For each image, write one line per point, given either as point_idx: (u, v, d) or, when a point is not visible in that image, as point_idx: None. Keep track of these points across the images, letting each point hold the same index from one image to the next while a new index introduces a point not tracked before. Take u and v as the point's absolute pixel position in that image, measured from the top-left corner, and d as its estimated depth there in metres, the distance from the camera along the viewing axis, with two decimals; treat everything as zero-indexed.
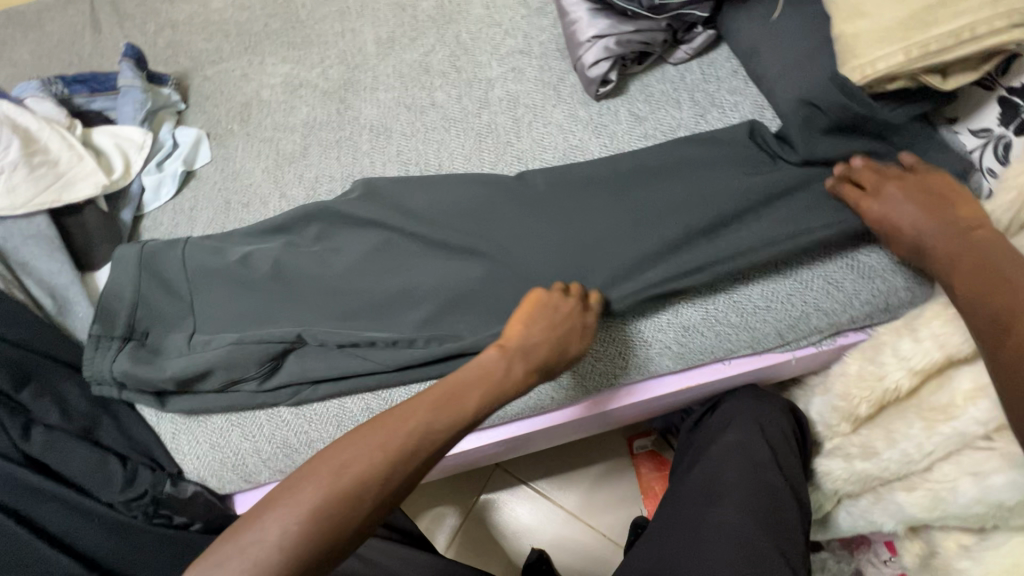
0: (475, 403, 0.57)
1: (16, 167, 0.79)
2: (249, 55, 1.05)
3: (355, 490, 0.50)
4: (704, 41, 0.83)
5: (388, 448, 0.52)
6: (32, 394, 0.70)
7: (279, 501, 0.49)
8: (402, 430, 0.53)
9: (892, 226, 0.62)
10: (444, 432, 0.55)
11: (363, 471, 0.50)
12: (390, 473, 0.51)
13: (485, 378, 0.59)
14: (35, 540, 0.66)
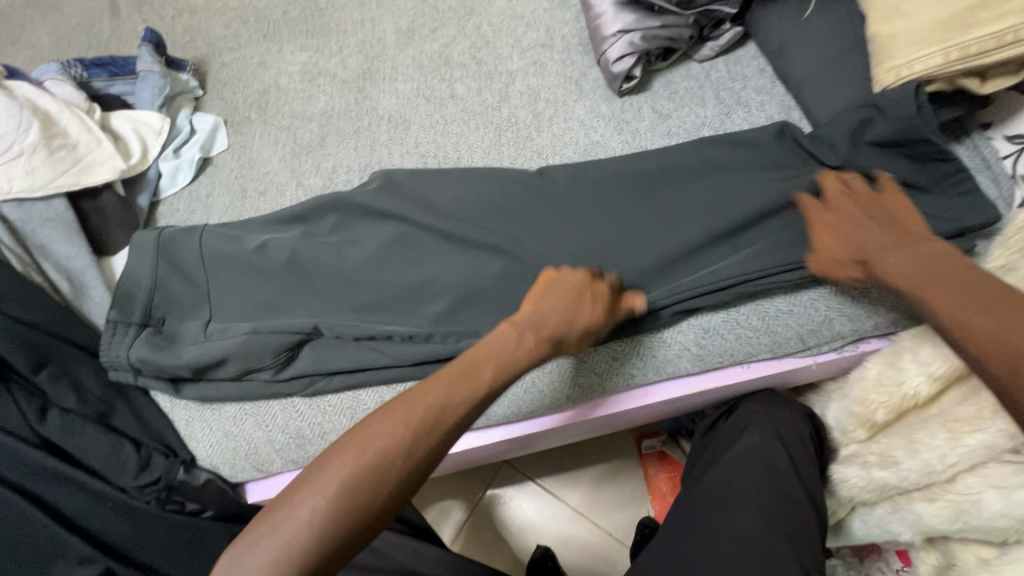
0: (493, 379, 0.56)
1: (36, 150, 0.79)
2: (267, 43, 1.04)
3: (377, 470, 0.49)
4: (731, 38, 0.81)
5: (409, 425, 0.51)
6: (50, 376, 0.70)
7: (304, 483, 0.48)
8: (422, 405, 0.52)
9: (853, 243, 0.61)
10: (462, 407, 0.53)
11: (384, 451, 0.49)
12: (411, 452, 0.50)
13: (500, 352, 0.57)
14: (49, 522, 0.66)
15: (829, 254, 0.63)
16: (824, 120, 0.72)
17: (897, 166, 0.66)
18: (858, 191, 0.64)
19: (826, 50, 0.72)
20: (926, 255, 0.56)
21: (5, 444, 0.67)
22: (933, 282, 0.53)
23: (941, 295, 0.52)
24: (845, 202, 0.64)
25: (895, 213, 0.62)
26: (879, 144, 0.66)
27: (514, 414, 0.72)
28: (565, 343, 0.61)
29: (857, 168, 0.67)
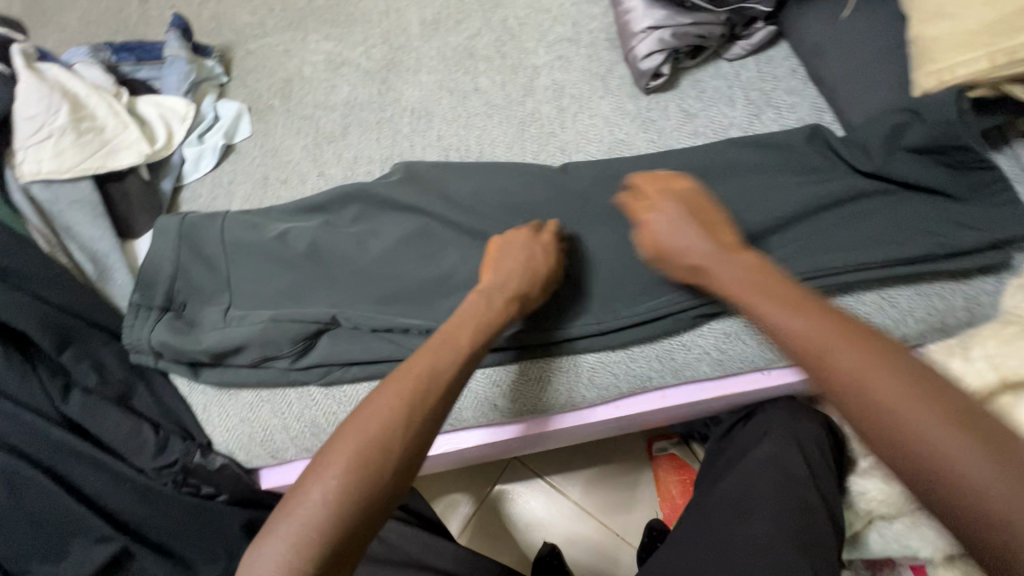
0: (472, 340, 0.56)
1: (65, 132, 0.80)
2: (292, 31, 1.04)
3: (379, 444, 0.48)
4: (764, 37, 0.80)
5: (403, 396, 0.50)
6: (73, 357, 0.71)
7: (312, 471, 0.48)
8: (410, 372, 0.52)
9: (670, 245, 0.59)
10: (451, 369, 0.53)
11: (383, 423, 0.49)
12: (410, 419, 0.50)
13: (474, 317, 0.58)
14: (69, 499, 0.68)
15: (658, 256, 0.61)
16: (858, 124, 0.70)
17: (933, 173, 0.64)
18: (672, 188, 0.62)
19: (863, 53, 0.71)
20: (741, 262, 0.54)
21: (29, 421, 0.68)
22: (755, 291, 0.51)
23: (762, 305, 0.50)
24: (663, 197, 0.61)
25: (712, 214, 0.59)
26: (915, 150, 0.65)
27: (531, 412, 0.71)
28: (529, 292, 0.62)
29: (892, 173, 0.65)
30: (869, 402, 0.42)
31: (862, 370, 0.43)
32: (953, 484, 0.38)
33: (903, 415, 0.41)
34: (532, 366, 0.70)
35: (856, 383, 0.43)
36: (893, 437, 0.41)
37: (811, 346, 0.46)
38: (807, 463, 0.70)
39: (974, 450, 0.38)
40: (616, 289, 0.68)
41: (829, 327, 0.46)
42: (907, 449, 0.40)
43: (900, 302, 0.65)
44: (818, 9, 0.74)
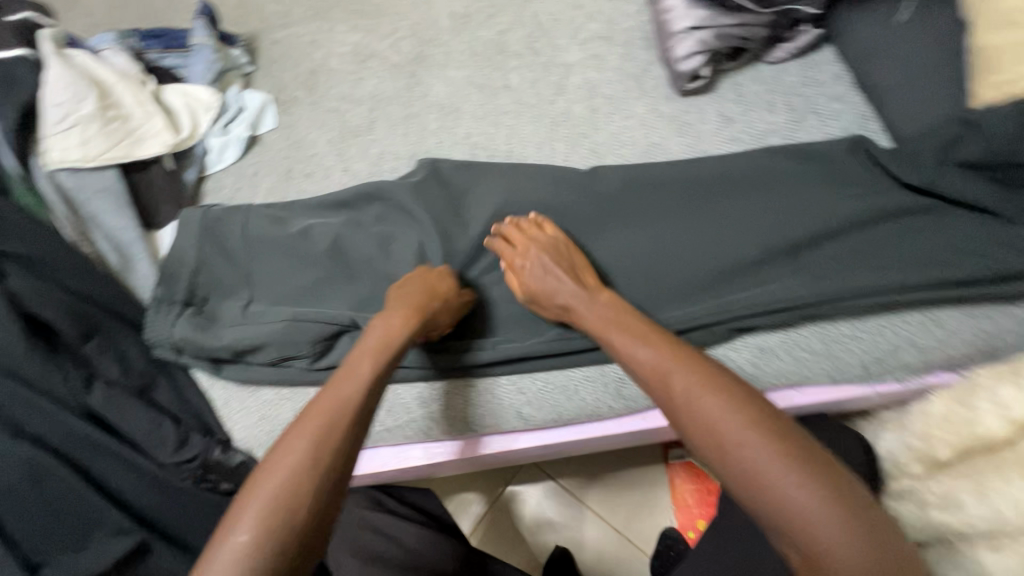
0: (378, 365, 0.56)
1: (90, 120, 0.79)
2: (320, 21, 1.03)
3: (292, 484, 0.46)
4: (809, 40, 0.77)
5: (313, 429, 0.49)
6: (97, 347, 0.71)
7: (223, 527, 0.45)
8: (315, 406, 0.51)
9: (545, 289, 0.64)
10: (364, 395, 0.53)
11: (296, 462, 0.47)
12: (326, 451, 0.48)
13: (377, 346, 0.58)
14: (87, 491, 0.68)
15: (534, 299, 0.66)
16: (906, 135, 0.68)
17: (984, 190, 0.62)
18: (535, 235, 0.68)
19: (911, 62, 0.69)
20: (602, 300, 0.62)
21: (51, 411, 0.68)
22: (614, 324, 0.59)
23: (614, 335, 0.58)
24: (528, 246, 0.67)
25: (575, 268, 0.66)
26: (967, 165, 0.62)
27: (555, 420, 0.71)
28: (429, 312, 0.64)
29: (939, 188, 0.63)
30: (695, 423, 0.48)
31: (690, 394, 0.49)
32: (767, 496, 0.42)
33: (723, 432, 0.46)
34: (559, 374, 0.70)
35: (683, 405, 0.49)
36: (719, 456, 0.46)
37: (649, 373, 0.53)
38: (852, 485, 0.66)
39: (782, 464, 0.43)
40: (646, 300, 0.67)
41: (662, 350, 0.54)
42: (726, 467, 0.45)
43: (944, 322, 0.63)
44: (869, 14, 0.73)
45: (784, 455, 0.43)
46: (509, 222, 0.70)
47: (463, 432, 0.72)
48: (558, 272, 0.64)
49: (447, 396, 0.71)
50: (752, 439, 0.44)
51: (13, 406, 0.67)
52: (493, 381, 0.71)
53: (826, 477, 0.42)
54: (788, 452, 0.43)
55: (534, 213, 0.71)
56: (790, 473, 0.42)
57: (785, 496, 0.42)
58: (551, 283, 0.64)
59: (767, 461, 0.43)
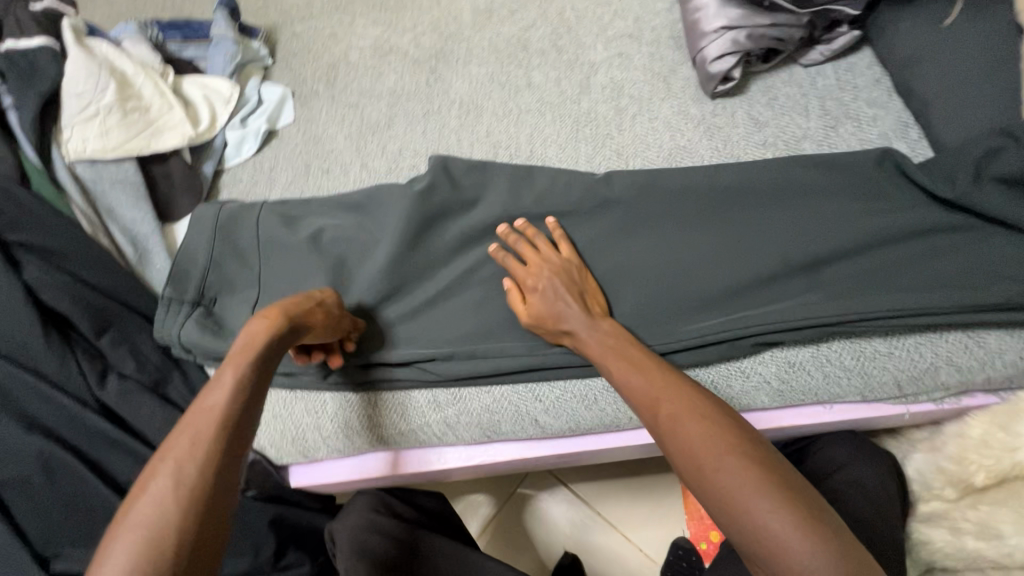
0: (241, 372, 0.50)
1: (111, 111, 0.79)
2: (340, 14, 1.01)
3: (159, 515, 0.40)
4: (846, 42, 0.75)
5: (180, 449, 0.43)
6: (111, 342, 0.71)
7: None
8: (182, 427, 0.45)
9: (551, 314, 0.63)
10: (229, 409, 0.46)
11: (153, 503, 0.40)
12: (192, 481, 0.42)
13: (241, 352, 0.52)
14: (100, 487, 0.67)
15: (538, 324, 0.64)
16: (950, 143, 0.65)
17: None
18: (547, 256, 0.66)
19: (958, 67, 0.65)
20: (602, 327, 0.61)
21: (64, 404, 0.67)
22: (613, 355, 0.58)
23: (614, 365, 0.58)
24: (541, 268, 0.65)
25: (587, 288, 0.65)
26: (1006, 181, 0.59)
27: (572, 430, 0.69)
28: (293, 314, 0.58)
29: (974, 204, 0.60)
30: (696, 464, 0.47)
31: (690, 434, 0.49)
32: (767, 545, 0.42)
33: (721, 477, 0.45)
34: (578, 383, 0.68)
35: (683, 443, 0.49)
36: (719, 500, 0.45)
37: (647, 406, 0.53)
38: (875, 510, 0.63)
39: (781, 514, 0.42)
40: (667, 311, 0.64)
41: (663, 383, 0.54)
42: (729, 511, 0.44)
43: (987, 341, 0.59)
44: (914, 16, 0.69)
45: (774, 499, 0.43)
46: (518, 235, 0.69)
47: (478, 439, 0.71)
48: (565, 293, 0.63)
49: (464, 400, 0.69)
50: (751, 486, 0.44)
51: (27, 397, 0.67)
52: (512, 387, 0.69)
53: (825, 529, 0.41)
54: (787, 500, 0.43)
55: (553, 219, 0.69)
56: (788, 524, 0.41)
57: (785, 548, 0.41)
58: (557, 304, 0.63)
59: (765, 507, 0.43)
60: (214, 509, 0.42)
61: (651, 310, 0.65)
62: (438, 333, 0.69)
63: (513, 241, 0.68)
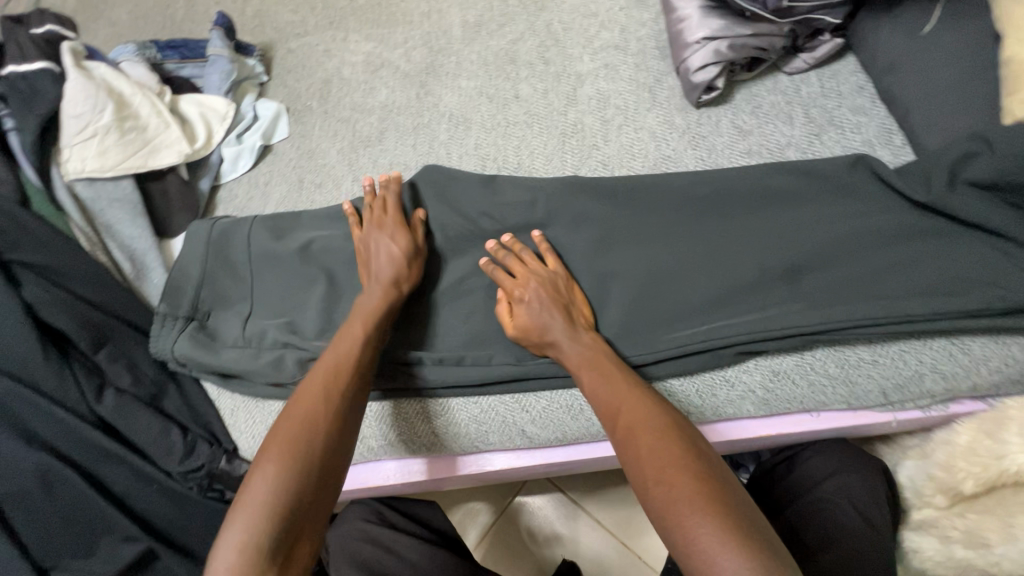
0: (370, 326, 0.63)
1: (109, 130, 0.80)
2: (333, 30, 1.03)
3: (308, 425, 0.54)
4: (830, 50, 0.75)
5: (321, 384, 0.57)
6: (107, 357, 0.72)
7: (257, 467, 0.52)
8: (320, 369, 0.59)
9: (535, 325, 0.63)
10: (362, 356, 0.60)
11: (308, 416, 0.55)
12: (334, 408, 0.56)
13: (363, 310, 0.65)
14: (98, 499, 0.69)
15: (524, 335, 0.64)
16: (931, 149, 0.65)
17: (998, 212, 0.58)
18: (535, 269, 0.67)
19: (937, 76, 0.66)
20: (583, 340, 0.62)
21: (63, 420, 0.68)
22: (589, 367, 0.60)
23: (587, 378, 0.59)
24: (527, 279, 0.66)
25: (559, 287, 0.66)
26: (979, 185, 0.59)
27: (560, 439, 0.69)
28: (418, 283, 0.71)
29: (951, 209, 0.60)
30: (645, 477, 0.50)
31: (644, 447, 0.51)
32: (696, 557, 0.44)
33: (663, 491, 0.48)
34: (564, 393, 0.68)
35: (636, 454, 0.51)
36: (661, 512, 0.47)
37: (610, 415, 0.56)
38: (863, 517, 0.64)
39: (711, 529, 0.44)
40: (650, 321, 0.65)
41: (625, 392, 0.56)
42: (670, 522, 0.46)
43: (972, 349, 0.59)
44: (895, 23, 0.70)
45: (704, 509, 0.46)
46: (509, 245, 0.70)
47: (466, 449, 0.71)
48: (545, 302, 0.64)
49: (451, 411, 0.70)
50: (691, 503, 0.46)
51: (27, 413, 0.68)
52: (498, 398, 0.69)
53: (756, 552, 0.43)
54: (724, 521, 0.45)
55: (537, 233, 0.71)
56: (720, 543, 0.44)
57: (715, 563, 0.43)
58: (537, 312, 0.64)
59: (700, 525, 0.45)
60: (347, 426, 0.56)
61: (637, 321, 0.65)
62: (425, 343, 0.71)
63: (502, 250, 0.70)
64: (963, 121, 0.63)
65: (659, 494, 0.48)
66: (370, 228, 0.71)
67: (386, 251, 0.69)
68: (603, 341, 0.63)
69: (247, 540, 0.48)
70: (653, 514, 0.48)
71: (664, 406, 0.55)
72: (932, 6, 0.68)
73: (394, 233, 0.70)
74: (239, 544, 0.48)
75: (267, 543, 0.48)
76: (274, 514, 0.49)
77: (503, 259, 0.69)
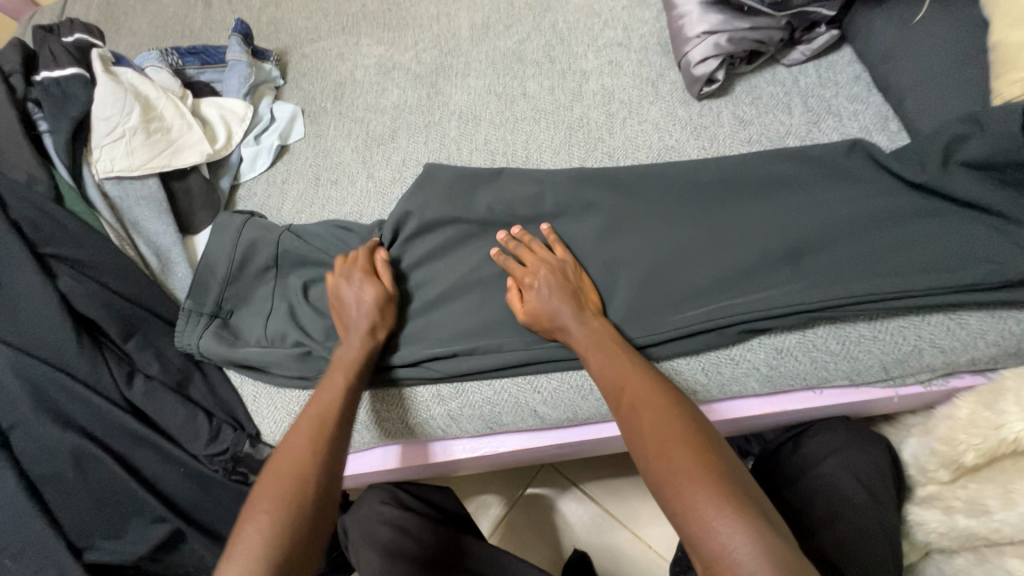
0: (351, 380, 0.65)
1: (136, 131, 0.84)
2: (346, 35, 1.07)
3: (297, 475, 0.54)
4: (826, 42, 0.78)
5: (304, 435, 0.58)
6: (137, 345, 0.76)
7: (241, 525, 0.51)
8: (302, 423, 0.60)
9: (545, 310, 0.66)
10: (344, 408, 0.62)
11: (294, 471, 0.55)
12: (317, 459, 0.56)
13: (343, 361, 0.66)
14: (130, 481, 0.72)
15: (534, 320, 0.67)
16: (926, 131, 0.67)
17: (991, 191, 0.61)
18: (544, 256, 0.70)
19: (930, 62, 0.68)
20: (590, 323, 0.65)
21: (95, 404, 0.72)
22: (596, 348, 0.62)
23: (594, 359, 0.62)
24: (537, 266, 0.69)
25: (568, 274, 0.69)
26: (973, 166, 0.61)
27: (571, 419, 0.72)
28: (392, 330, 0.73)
29: (945, 188, 0.62)
30: (646, 452, 0.52)
31: (645, 424, 0.54)
32: (692, 524, 0.46)
33: (663, 464, 0.50)
34: (575, 373, 0.71)
35: (639, 430, 0.54)
36: (661, 484, 0.50)
37: (614, 394, 0.58)
38: (868, 491, 0.66)
39: (706, 497, 0.46)
40: (656, 303, 0.67)
41: (630, 371, 0.59)
42: (670, 492, 0.48)
43: (968, 323, 0.61)
44: (888, 14, 0.72)
45: (700, 479, 0.48)
46: (519, 235, 0.73)
47: (480, 430, 0.74)
48: (554, 288, 0.67)
49: (466, 394, 0.72)
50: (689, 473, 0.48)
51: (62, 398, 0.71)
52: (510, 380, 0.72)
53: (750, 514, 0.45)
54: (721, 489, 0.47)
55: (546, 225, 0.73)
56: (714, 507, 0.46)
57: (711, 526, 0.45)
58: (546, 297, 0.66)
59: (700, 494, 0.47)
60: (334, 477, 0.56)
61: (643, 303, 0.68)
62: (437, 331, 0.73)
63: (513, 240, 0.73)
64: (954, 106, 0.65)
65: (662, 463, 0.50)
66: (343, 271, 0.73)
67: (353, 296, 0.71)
68: (610, 325, 0.66)
69: None
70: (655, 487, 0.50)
71: (667, 385, 0.57)
72: None
73: (367, 286, 0.71)
74: None
75: None
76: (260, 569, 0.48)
77: (514, 249, 0.72)
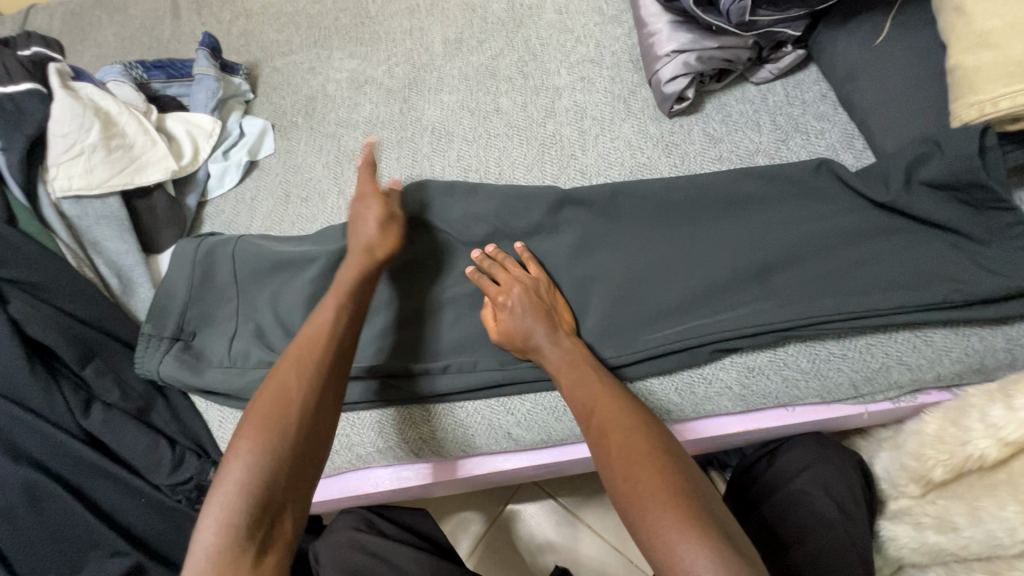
0: (346, 298, 0.63)
1: (95, 149, 0.81)
2: (318, 49, 1.06)
3: (284, 403, 0.54)
4: (792, 61, 0.80)
5: (300, 357, 0.57)
6: (94, 371, 0.73)
7: (232, 447, 0.52)
8: (298, 343, 0.59)
9: (518, 331, 0.65)
10: (342, 330, 0.60)
11: (284, 396, 0.54)
12: (311, 382, 0.55)
13: (349, 278, 0.65)
14: (87, 514, 0.69)
15: (507, 340, 0.66)
16: (890, 151, 0.68)
17: (951, 211, 0.62)
18: (518, 275, 0.69)
19: (893, 83, 0.69)
20: (563, 343, 0.64)
21: (50, 436, 0.69)
22: (568, 369, 0.62)
23: (565, 381, 0.61)
24: (511, 285, 0.68)
25: (541, 293, 0.68)
26: (934, 185, 0.62)
27: (545, 440, 0.71)
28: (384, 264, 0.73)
29: (907, 207, 0.63)
30: (614, 471, 0.52)
31: (614, 446, 0.53)
32: (661, 548, 0.46)
33: (630, 484, 0.50)
34: (548, 395, 0.70)
35: (607, 451, 0.53)
36: (629, 506, 0.49)
37: (584, 414, 0.58)
38: (839, 508, 0.66)
39: (676, 520, 0.46)
40: (629, 323, 0.67)
41: (600, 392, 0.58)
42: (637, 515, 0.48)
43: (933, 341, 0.62)
44: (852, 35, 0.74)
45: (668, 501, 0.47)
46: (492, 251, 0.72)
47: (454, 453, 0.73)
48: (528, 309, 0.65)
49: (439, 416, 0.71)
50: (657, 497, 0.48)
51: (12, 430, 0.68)
52: (484, 402, 0.71)
53: (715, 538, 0.45)
54: (690, 514, 0.46)
55: (519, 244, 0.73)
56: (681, 533, 0.45)
57: (676, 551, 0.45)
58: (519, 318, 0.65)
59: (667, 519, 0.46)
60: (326, 399, 0.56)
61: (615, 324, 0.67)
62: (410, 353, 0.72)
63: (488, 258, 0.72)
64: (915, 128, 0.67)
65: (632, 472, 0.50)
66: (358, 195, 0.72)
67: (370, 220, 0.69)
68: (583, 345, 0.65)
69: (230, 524, 0.47)
70: (623, 509, 0.50)
71: (637, 406, 0.57)
72: (883, 18, 0.72)
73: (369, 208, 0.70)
74: (220, 528, 0.47)
75: (248, 523, 0.48)
76: (249, 494, 0.49)
77: (489, 267, 0.71)
